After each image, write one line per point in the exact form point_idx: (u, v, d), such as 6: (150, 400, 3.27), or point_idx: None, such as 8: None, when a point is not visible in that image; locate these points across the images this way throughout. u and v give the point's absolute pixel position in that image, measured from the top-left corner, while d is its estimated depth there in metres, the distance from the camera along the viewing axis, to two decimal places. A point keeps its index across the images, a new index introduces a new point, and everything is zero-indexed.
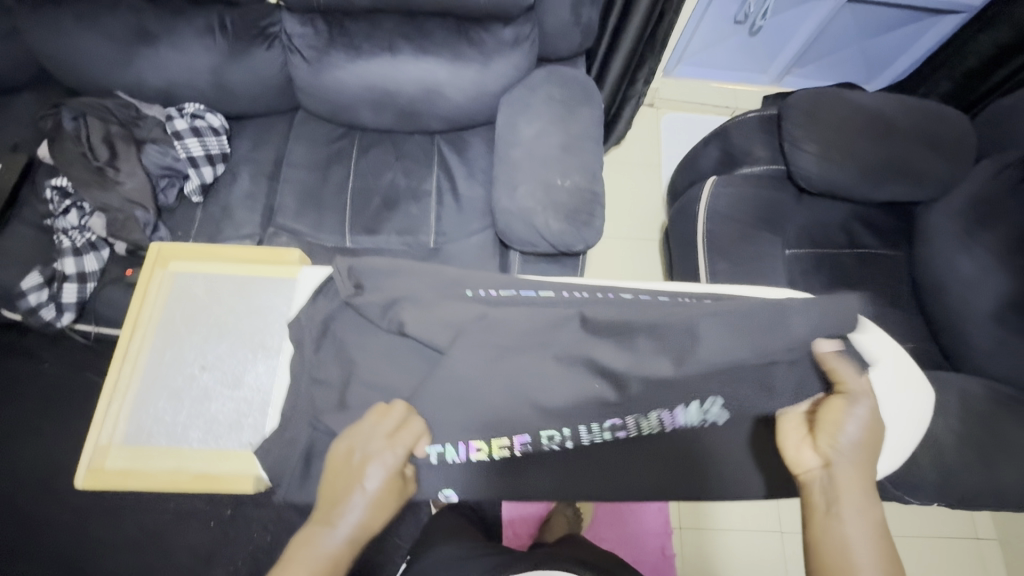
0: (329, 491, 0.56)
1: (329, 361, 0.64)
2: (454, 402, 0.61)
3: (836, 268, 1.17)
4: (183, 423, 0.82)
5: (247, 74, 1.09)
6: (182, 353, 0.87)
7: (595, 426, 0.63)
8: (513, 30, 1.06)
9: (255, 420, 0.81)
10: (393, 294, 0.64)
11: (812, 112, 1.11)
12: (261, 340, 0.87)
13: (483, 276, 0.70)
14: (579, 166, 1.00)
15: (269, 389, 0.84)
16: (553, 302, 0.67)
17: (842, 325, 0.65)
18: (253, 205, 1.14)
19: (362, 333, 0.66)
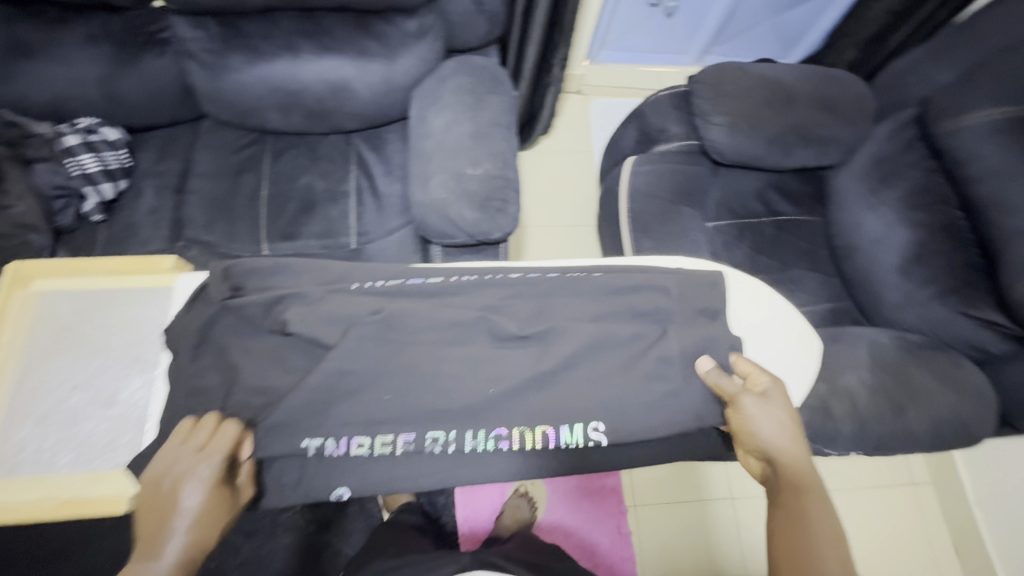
0: (146, 523, 0.53)
1: (209, 368, 0.62)
2: (342, 396, 0.59)
3: (757, 235, 1.19)
4: (50, 450, 0.66)
5: (140, 83, 1.05)
6: (46, 371, 0.70)
7: (480, 434, 0.59)
8: (416, 21, 1.05)
9: (131, 438, 0.67)
10: (278, 294, 0.63)
11: (716, 86, 1.14)
12: (132, 350, 0.71)
13: (375, 268, 0.68)
14: (490, 153, 1.00)
15: (148, 403, 0.69)
16: (447, 289, 0.66)
17: (709, 292, 0.68)
18: (160, 219, 1.09)
19: (246, 337, 0.63)
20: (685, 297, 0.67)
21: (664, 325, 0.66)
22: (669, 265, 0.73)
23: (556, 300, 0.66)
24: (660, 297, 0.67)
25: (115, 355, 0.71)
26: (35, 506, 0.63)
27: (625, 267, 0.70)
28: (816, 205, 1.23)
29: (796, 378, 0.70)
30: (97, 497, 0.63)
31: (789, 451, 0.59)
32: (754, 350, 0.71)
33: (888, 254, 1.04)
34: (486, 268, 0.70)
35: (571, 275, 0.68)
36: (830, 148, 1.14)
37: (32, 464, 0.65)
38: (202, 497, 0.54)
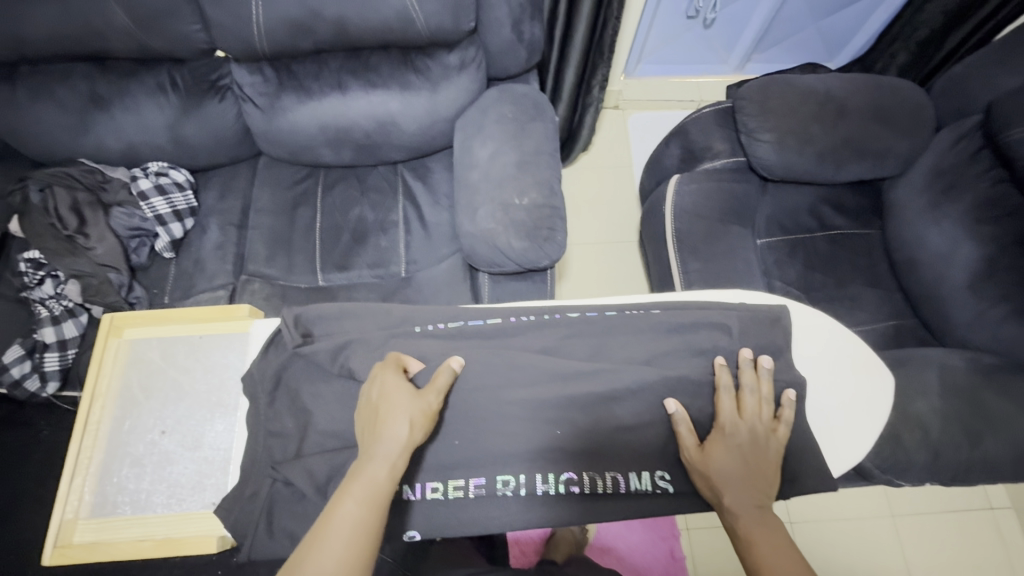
0: (366, 427, 0.59)
1: (284, 412, 0.66)
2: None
3: (811, 252, 1.15)
4: (145, 491, 0.71)
5: (203, 127, 1.11)
6: (139, 417, 0.75)
7: (550, 478, 0.61)
8: (458, 55, 1.08)
9: (216, 480, 0.71)
10: (342, 338, 0.65)
11: (763, 101, 1.12)
12: (213, 396, 0.76)
13: (434, 309, 0.69)
14: (535, 182, 1.01)
15: (230, 446, 0.73)
16: (504, 329, 0.67)
17: (772, 335, 0.68)
18: (224, 254, 1.15)
19: (316, 381, 0.66)
20: (748, 336, 0.68)
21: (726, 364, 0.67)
22: (732, 299, 0.72)
23: (611, 338, 0.68)
24: (720, 337, 0.67)
25: (200, 400, 0.76)
26: (135, 544, 0.68)
27: (684, 303, 0.69)
28: (874, 218, 1.18)
29: (867, 419, 0.68)
30: (187, 536, 0.68)
31: (734, 496, 0.60)
32: (819, 388, 0.70)
33: (956, 271, 0.98)
34: (542, 306, 0.71)
35: (629, 313, 0.68)
36: (886, 160, 1.09)
37: (130, 504, 0.71)
38: (403, 402, 0.59)
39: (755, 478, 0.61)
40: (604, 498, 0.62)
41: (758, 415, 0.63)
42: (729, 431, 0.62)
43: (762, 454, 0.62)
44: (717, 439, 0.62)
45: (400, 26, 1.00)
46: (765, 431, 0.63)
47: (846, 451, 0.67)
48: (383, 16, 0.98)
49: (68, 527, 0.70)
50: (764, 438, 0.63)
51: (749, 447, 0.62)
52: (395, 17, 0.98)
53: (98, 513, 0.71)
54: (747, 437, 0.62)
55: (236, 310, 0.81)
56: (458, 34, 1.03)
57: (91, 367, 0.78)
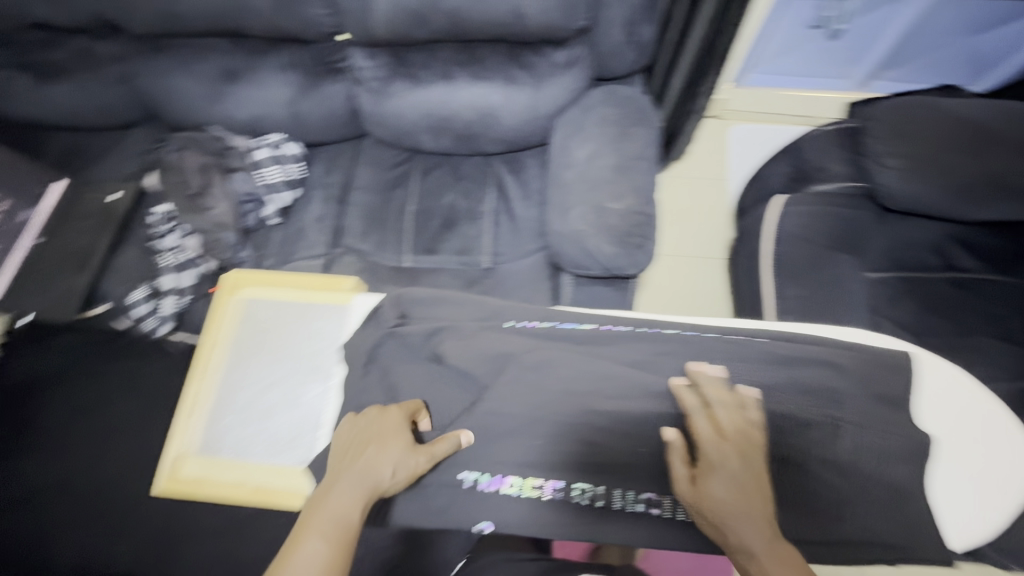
0: (346, 461, 0.61)
1: (375, 386, 0.69)
2: (490, 430, 0.64)
3: (929, 294, 1.04)
4: (246, 439, 0.77)
5: (318, 105, 1.18)
6: (246, 371, 0.82)
7: (629, 495, 0.61)
8: (566, 52, 1.07)
9: (308, 440, 0.76)
10: (437, 324, 0.70)
11: (894, 124, 1.03)
12: (312, 361, 0.81)
13: (526, 307, 0.71)
14: (632, 188, 0.98)
15: (322, 410, 0.77)
16: (597, 335, 0.68)
17: (886, 384, 0.64)
18: (324, 226, 1.22)
19: (406, 361, 0.70)
20: (859, 378, 0.64)
21: (837, 408, 0.63)
22: (845, 338, 0.69)
23: (702, 362, 0.66)
24: (828, 376, 0.64)
25: (299, 363, 0.81)
26: (232, 487, 0.74)
27: (787, 336, 0.67)
28: (1012, 264, 1.05)
29: (1000, 493, 0.62)
30: (279, 489, 0.73)
31: (745, 530, 0.52)
32: (947, 451, 0.64)
33: None
34: (638, 319, 0.71)
35: (729, 338, 0.67)
36: None
37: (232, 449, 0.77)
38: (394, 448, 0.60)
39: (756, 502, 0.54)
40: (682, 526, 0.60)
41: (738, 435, 0.58)
42: (716, 457, 0.56)
43: (756, 473, 0.56)
44: (707, 465, 0.57)
45: (513, 21, 1.00)
46: (750, 448, 0.57)
47: (975, 526, 0.61)
48: (497, 10, 0.98)
49: (179, 460, 0.78)
50: (752, 456, 0.57)
51: (741, 472, 0.56)
52: (508, 12, 0.99)
53: (205, 453, 0.77)
54: (737, 456, 0.57)
55: (341, 284, 0.87)
56: (569, 31, 1.02)
57: (210, 319, 0.86)
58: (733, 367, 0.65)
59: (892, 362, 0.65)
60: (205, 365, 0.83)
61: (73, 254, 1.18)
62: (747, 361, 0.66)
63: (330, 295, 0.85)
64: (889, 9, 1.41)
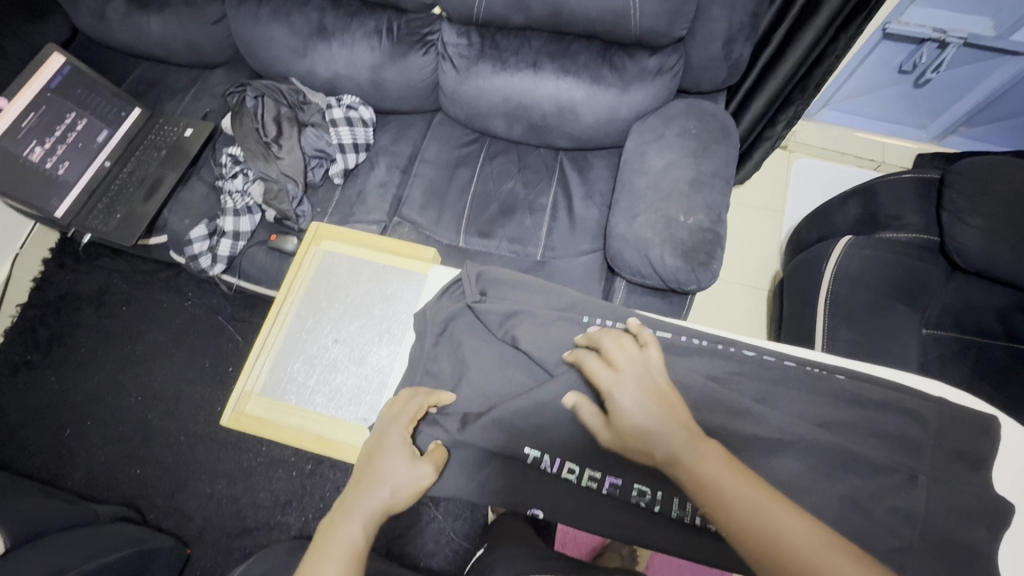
0: (354, 482, 0.64)
1: (444, 356, 0.73)
2: (558, 413, 0.67)
3: (985, 360, 1.02)
4: (310, 389, 0.79)
5: (400, 75, 1.18)
6: (320, 320, 0.83)
7: (687, 507, 0.63)
8: (658, 59, 1.06)
9: (371, 399, 0.77)
10: (513, 308, 0.72)
11: (981, 182, 1.00)
12: (385, 323, 0.81)
13: (600, 303, 0.73)
14: (704, 204, 0.97)
15: (388, 372, 0.78)
16: (673, 345, 0.70)
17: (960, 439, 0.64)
18: (384, 193, 1.23)
19: (477, 337, 0.73)
20: (937, 431, 0.65)
21: (914, 459, 0.63)
22: (926, 390, 0.69)
23: (780, 390, 0.67)
24: (909, 427, 0.64)
25: (373, 323, 0.81)
26: (296, 432, 0.77)
27: (864, 376, 0.68)
28: None
29: None
30: (339, 443, 0.75)
31: (675, 443, 0.55)
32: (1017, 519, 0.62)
33: None
34: (716, 335, 0.72)
35: (808, 368, 0.68)
36: None
37: (295, 395, 0.79)
38: (399, 458, 0.64)
39: (670, 414, 0.57)
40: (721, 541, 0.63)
41: (629, 364, 0.60)
42: (619, 390, 0.59)
43: (663, 392, 0.58)
44: (613, 405, 0.58)
45: (614, 20, 1.00)
46: (645, 371, 0.60)
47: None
48: (601, 8, 0.98)
49: (243, 397, 0.80)
50: (654, 381, 0.59)
51: (645, 395, 0.58)
52: (611, 12, 0.99)
53: (269, 394, 0.79)
54: (635, 383, 0.59)
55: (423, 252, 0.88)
56: (667, 39, 1.02)
57: (293, 267, 0.89)
58: (800, 401, 0.67)
59: (971, 422, 0.64)
60: (282, 309, 0.85)
61: (141, 182, 1.22)
62: (819, 397, 0.67)
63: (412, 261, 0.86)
64: (984, 65, 1.36)
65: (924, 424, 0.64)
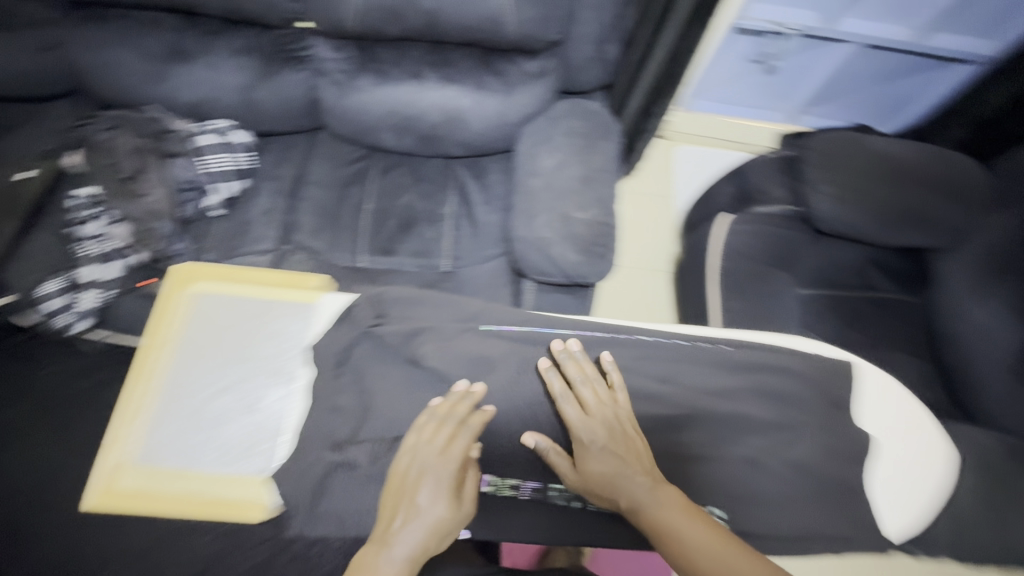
0: (385, 520, 0.64)
1: (347, 389, 0.73)
2: (472, 427, 0.68)
3: (849, 310, 1.16)
4: (198, 445, 0.84)
5: (275, 94, 1.12)
6: (201, 377, 0.88)
7: None
8: (538, 62, 1.09)
9: (261, 447, 0.83)
10: (416, 326, 0.74)
11: (828, 155, 1.13)
12: (267, 371, 0.87)
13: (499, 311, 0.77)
14: (597, 200, 1.01)
15: (277, 418, 0.84)
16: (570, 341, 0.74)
17: (828, 386, 0.72)
18: (271, 221, 1.15)
19: (381, 364, 0.74)
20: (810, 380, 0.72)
21: (793, 411, 0.71)
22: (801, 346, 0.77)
23: (680, 366, 0.73)
24: (785, 381, 0.72)
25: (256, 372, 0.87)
26: (186, 489, 0.82)
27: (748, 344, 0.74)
28: (916, 286, 1.20)
29: (918, 493, 0.80)
30: (232, 494, 0.81)
31: (638, 488, 0.64)
32: (884, 454, 0.81)
33: (997, 350, 1.02)
34: (607, 325, 0.78)
35: (699, 344, 0.73)
36: (940, 232, 1.10)
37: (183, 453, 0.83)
38: (441, 504, 0.64)
39: (632, 460, 0.65)
40: None
41: (598, 407, 0.69)
42: (588, 438, 0.67)
43: (629, 440, 0.67)
44: (581, 449, 0.68)
45: (489, 26, 1.01)
46: (617, 415, 0.68)
47: (909, 519, 0.78)
48: (476, 15, 0.98)
49: (127, 464, 0.84)
50: (620, 424, 0.68)
51: (607, 441, 0.67)
52: (487, 18, 0.99)
53: (154, 456, 0.83)
54: (604, 432, 0.68)
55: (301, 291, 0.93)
56: (543, 42, 1.04)
57: (164, 327, 0.91)
58: (693, 373, 0.72)
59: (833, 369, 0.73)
60: (158, 371, 0.88)
61: None
62: (711, 366, 0.73)
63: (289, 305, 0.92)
64: (818, 52, 1.54)
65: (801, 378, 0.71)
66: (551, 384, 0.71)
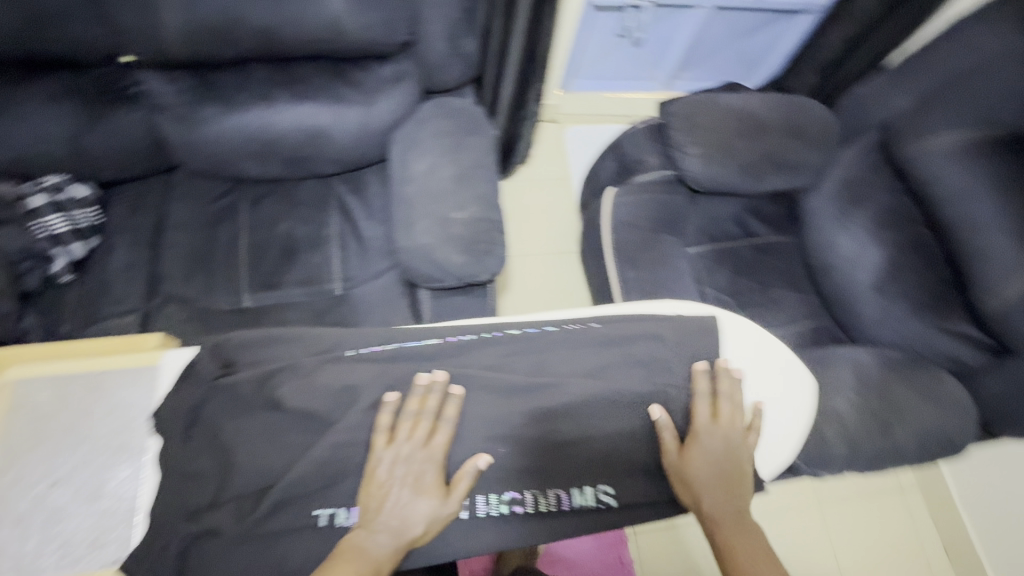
0: (366, 507, 0.64)
1: (201, 451, 0.67)
2: (341, 462, 0.66)
3: (735, 259, 1.24)
4: (32, 552, 0.67)
5: (109, 139, 1.02)
6: (29, 466, 0.72)
7: (492, 499, 0.67)
8: (392, 67, 1.05)
9: (119, 532, 0.69)
10: (270, 367, 0.69)
11: (691, 116, 1.17)
12: (114, 442, 0.73)
13: (361, 334, 0.73)
14: (474, 197, 1.00)
15: (134, 495, 0.70)
16: (433, 353, 0.72)
17: (701, 348, 0.75)
18: (133, 276, 1.06)
19: (235, 418, 0.67)
20: (680, 343, 0.75)
21: (665, 375, 0.74)
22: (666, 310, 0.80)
23: (550, 353, 0.73)
24: (657, 347, 0.74)
25: (102, 444, 0.73)
26: None
27: (615, 318, 0.77)
28: (790, 226, 1.29)
29: (792, 414, 0.78)
30: None
31: (720, 499, 0.68)
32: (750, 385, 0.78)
33: (863, 273, 1.11)
34: (481, 325, 0.76)
35: (570, 328, 0.75)
36: (801, 173, 1.19)
37: (11, 566, 0.67)
38: (427, 501, 0.64)
39: (729, 479, 0.69)
40: (540, 516, 0.68)
41: (730, 425, 0.71)
42: (707, 443, 0.70)
43: (735, 467, 0.70)
44: (696, 449, 0.69)
45: (330, 37, 0.97)
46: (737, 439, 0.71)
47: (781, 455, 0.77)
48: (312, 26, 0.94)
49: None
50: (737, 446, 0.71)
51: (720, 454, 0.69)
52: (325, 29, 0.95)
53: None
54: (724, 447, 0.70)
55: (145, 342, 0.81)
56: (392, 46, 1.01)
57: None
58: (564, 356, 0.73)
59: (700, 325, 0.76)
60: None
61: None
62: (587, 347, 0.74)
63: (132, 359, 0.78)
64: (675, 18, 1.60)
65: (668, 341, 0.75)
66: (702, 381, 0.73)
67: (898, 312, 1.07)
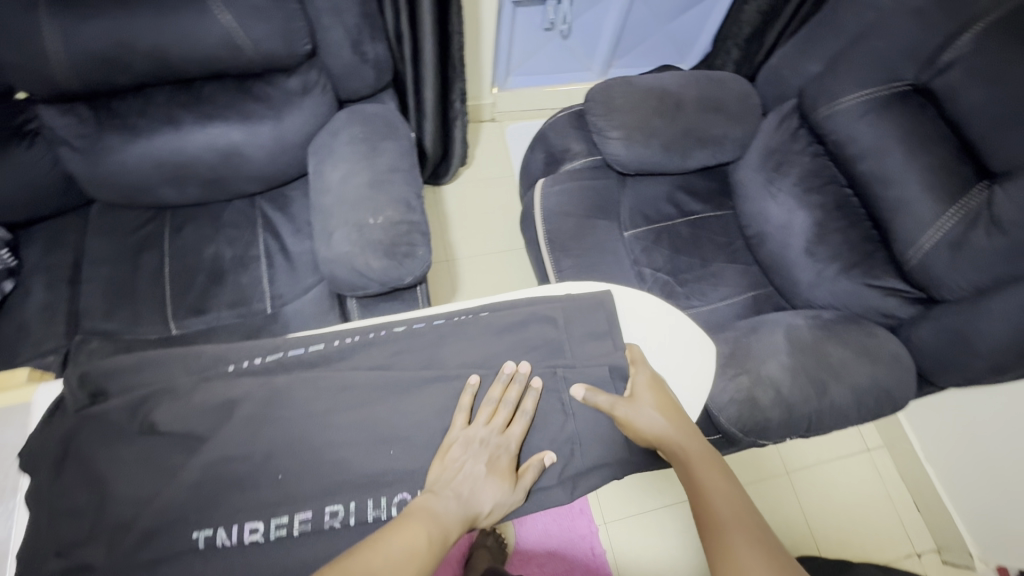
0: (439, 480, 0.66)
1: (77, 485, 0.66)
2: (222, 481, 0.66)
3: (673, 237, 1.23)
4: None
5: (12, 178, 0.99)
6: None
7: (381, 503, 0.67)
8: (299, 79, 1.04)
9: None
10: (142, 394, 0.69)
11: (608, 101, 1.17)
12: None
13: (250, 346, 0.74)
14: (390, 200, 0.99)
15: (8, 536, 0.68)
16: (321, 358, 0.73)
17: (593, 324, 0.78)
18: (53, 315, 1.04)
19: (110, 447, 0.67)
20: (572, 322, 0.78)
21: (555, 355, 0.76)
22: (554, 293, 0.82)
23: (445, 345, 0.75)
24: (547, 329, 0.77)
25: None
26: None
27: (503, 305, 0.78)
28: (725, 199, 1.29)
29: (695, 380, 0.80)
30: None
31: (678, 439, 0.72)
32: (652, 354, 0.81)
33: (796, 238, 1.10)
34: (370, 324, 0.77)
35: (459, 319, 0.76)
36: (724, 146, 1.20)
37: None
38: (497, 485, 0.67)
39: (679, 418, 0.73)
40: None
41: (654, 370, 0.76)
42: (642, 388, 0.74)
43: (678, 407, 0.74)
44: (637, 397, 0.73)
45: (226, 54, 0.95)
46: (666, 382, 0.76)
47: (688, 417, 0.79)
48: (205, 43, 0.92)
49: None
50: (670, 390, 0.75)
51: (661, 398, 0.74)
52: (220, 46, 0.93)
53: None
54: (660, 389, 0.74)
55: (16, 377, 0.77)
56: (295, 57, 1.00)
57: None
58: (455, 347, 0.75)
59: (593, 303, 0.79)
60: None
61: None
62: (477, 333, 0.76)
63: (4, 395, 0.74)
64: (599, 8, 1.61)
65: (555, 323, 0.77)
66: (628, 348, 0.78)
67: (830, 274, 1.06)
